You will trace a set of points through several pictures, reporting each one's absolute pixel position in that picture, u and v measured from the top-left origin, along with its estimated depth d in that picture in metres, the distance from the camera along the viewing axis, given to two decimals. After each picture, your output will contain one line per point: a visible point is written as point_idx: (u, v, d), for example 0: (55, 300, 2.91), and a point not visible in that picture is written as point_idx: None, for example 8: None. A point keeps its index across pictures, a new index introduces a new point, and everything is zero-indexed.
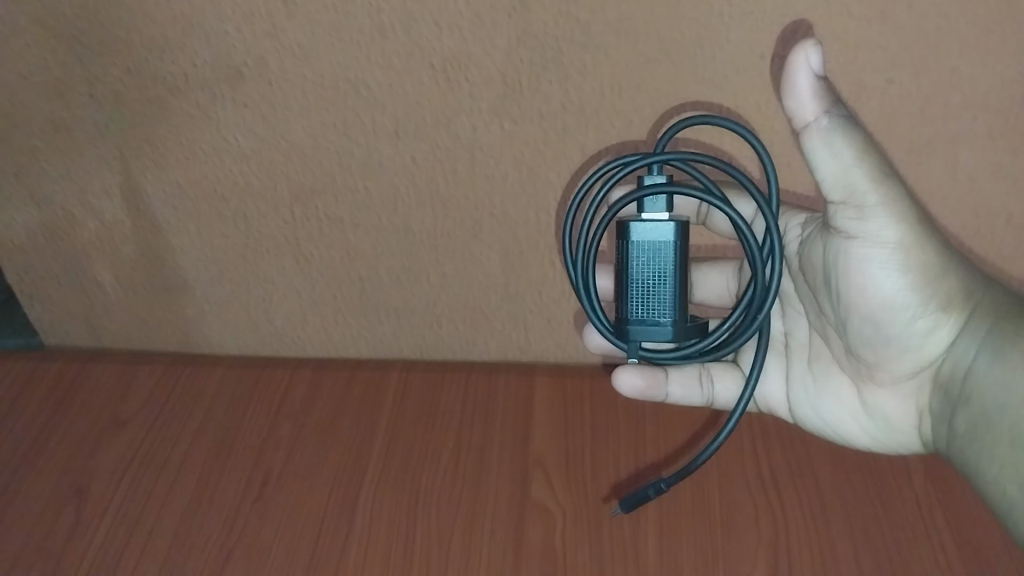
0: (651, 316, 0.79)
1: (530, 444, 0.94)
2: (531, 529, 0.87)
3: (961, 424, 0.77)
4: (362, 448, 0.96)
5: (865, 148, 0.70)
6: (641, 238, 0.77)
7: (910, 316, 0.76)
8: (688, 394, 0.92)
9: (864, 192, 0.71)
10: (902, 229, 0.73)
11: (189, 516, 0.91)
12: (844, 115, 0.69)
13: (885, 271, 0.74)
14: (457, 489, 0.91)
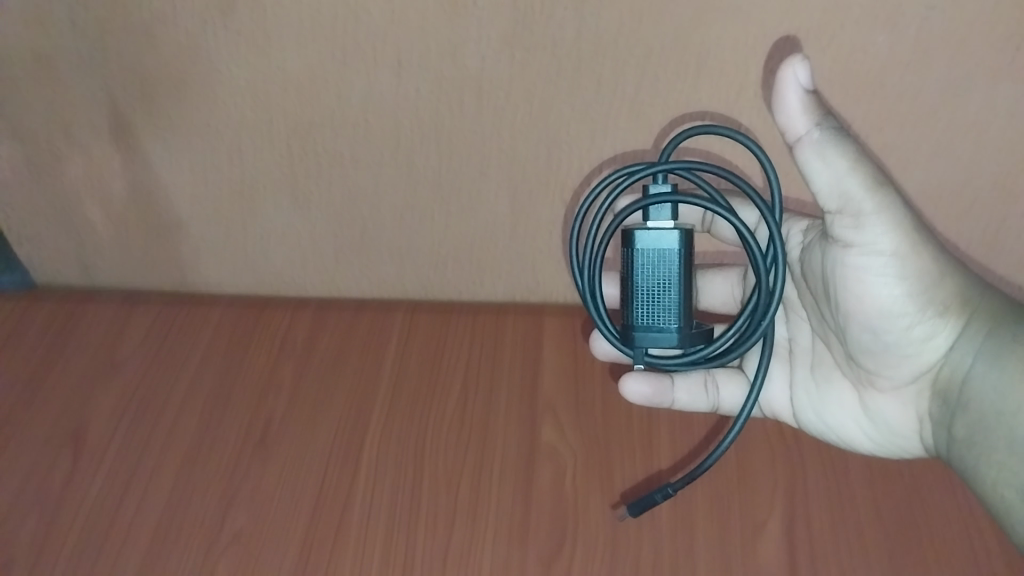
0: (656, 322, 0.76)
1: (540, 387, 0.91)
2: (541, 469, 0.85)
3: (961, 430, 0.74)
4: (366, 390, 0.93)
5: (859, 157, 0.68)
6: (646, 247, 0.75)
7: (908, 325, 0.74)
8: (695, 401, 0.88)
9: (860, 200, 0.69)
10: (898, 237, 0.71)
11: (192, 460, 0.89)
12: (835, 127, 0.68)
13: (882, 279, 0.72)
14: (465, 433, 0.88)
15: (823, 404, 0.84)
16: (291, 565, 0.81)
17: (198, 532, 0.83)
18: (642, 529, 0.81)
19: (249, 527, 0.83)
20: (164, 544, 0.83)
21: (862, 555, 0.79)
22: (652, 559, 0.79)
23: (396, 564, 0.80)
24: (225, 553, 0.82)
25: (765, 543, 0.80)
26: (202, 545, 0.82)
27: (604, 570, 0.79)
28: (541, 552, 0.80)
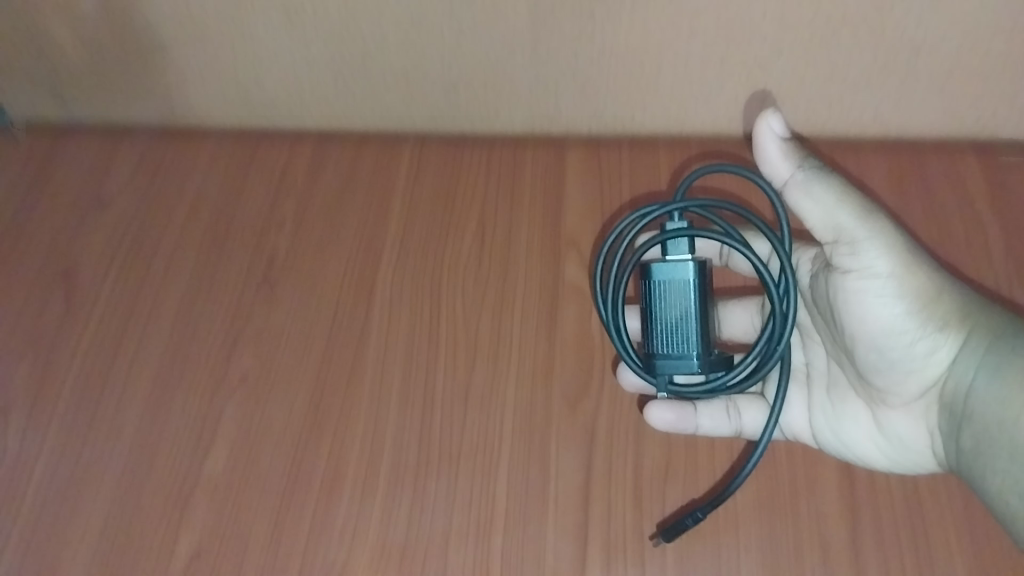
0: (678, 348, 0.66)
1: (564, 223, 0.84)
2: (566, 310, 0.79)
3: (968, 445, 0.62)
4: (375, 227, 0.86)
5: (847, 187, 0.62)
6: (665, 283, 0.66)
7: (907, 336, 0.63)
8: (717, 423, 0.72)
9: (851, 225, 0.62)
10: (892, 254, 0.62)
11: (191, 301, 0.83)
12: (819, 165, 0.62)
13: (881, 300, 0.63)
14: (484, 271, 0.82)
15: (838, 425, 0.71)
16: (301, 408, 0.75)
17: (202, 377, 0.78)
18: None
19: (256, 370, 0.78)
20: (167, 388, 0.78)
21: None
22: None
23: (414, 406, 0.75)
24: (232, 397, 0.77)
25: None
26: (207, 389, 0.77)
27: (635, 411, 0.74)
28: (567, 394, 0.75)
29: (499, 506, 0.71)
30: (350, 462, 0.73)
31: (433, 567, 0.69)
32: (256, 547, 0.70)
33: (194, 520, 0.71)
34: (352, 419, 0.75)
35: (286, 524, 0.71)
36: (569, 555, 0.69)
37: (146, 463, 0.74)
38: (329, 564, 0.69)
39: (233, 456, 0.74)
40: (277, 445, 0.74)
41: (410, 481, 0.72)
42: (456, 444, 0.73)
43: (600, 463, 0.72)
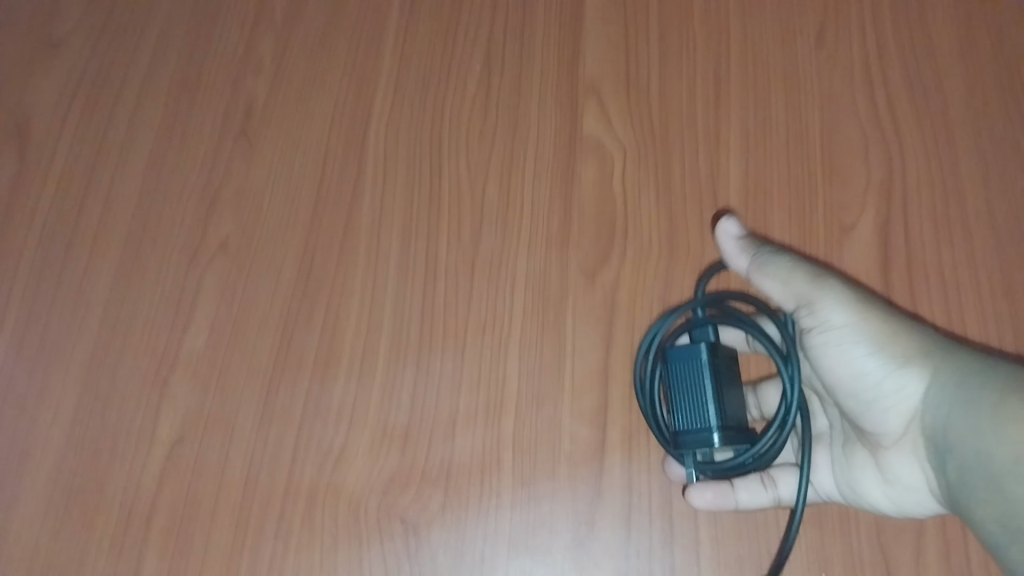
0: (697, 426, 0.56)
1: (580, 65, 0.74)
2: (584, 166, 0.70)
3: (955, 478, 0.49)
4: (366, 70, 0.76)
5: (801, 260, 0.56)
6: (680, 363, 0.57)
7: (874, 371, 0.53)
8: (754, 494, 0.58)
9: (807, 288, 0.55)
10: (846, 296, 0.54)
11: (161, 156, 0.73)
12: (775, 249, 0.58)
13: (844, 348, 0.53)
14: (490, 121, 0.72)
15: (849, 473, 0.57)
16: (289, 276, 0.68)
17: (177, 241, 0.70)
18: (704, 231, 0.67)
19: (238, 235, 0.70)
20: (139, 254, 0.69)
21: (967, 258, 0.66)
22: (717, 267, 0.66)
23: (415, 273, 0.67)
24: (212, 264, 0.69)
25: (854, 247, 0.66)
26: (185, 255, 0.69)
27: (660, 278, 0.66)
28: (585, 262, 0.67)
29: (510, 386, 0.63)
30: (345, 337, 0.65)
31: (438, 452, 0.61)
32: (243, 430, 0.63)
33: (175, 401, 0.64)
34: (346, 288, 0.67)
35: (276, 404, 0.63)
36: (585, 438, 0.61)
37: (119, 337, 0.66)
38: (323, 446, 0.62)
39: (216, 330, 0.66)
40: (264, 318, 0.66)
41: (412, 357, 0.64)
42: (461, 320, 0.65)
43: (621, 337, 0.64)
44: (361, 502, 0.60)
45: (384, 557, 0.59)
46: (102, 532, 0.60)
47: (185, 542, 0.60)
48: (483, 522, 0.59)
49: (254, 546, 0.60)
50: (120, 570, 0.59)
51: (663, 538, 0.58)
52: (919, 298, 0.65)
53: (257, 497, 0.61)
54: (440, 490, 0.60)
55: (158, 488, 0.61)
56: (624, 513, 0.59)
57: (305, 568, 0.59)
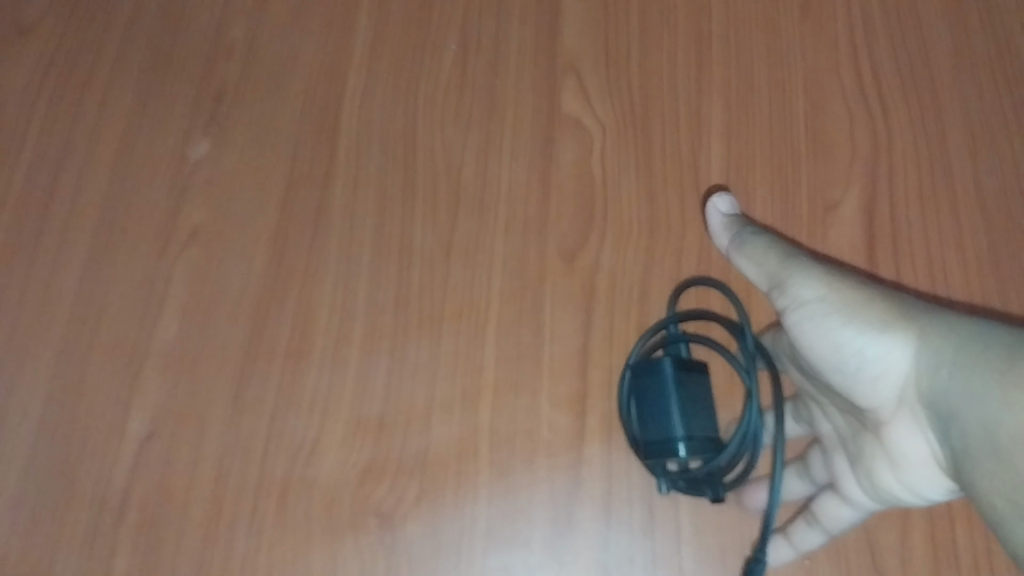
0: (662, 438, 0.54)
1: (558, 42, 0.72)
2: (563, 146, 0.68)
3: (960, 445, 0.46)
4: (339, 51, 0.74)
5: (775, 243, 0.58)
6: (643, 376, 0.56)
7: (853, 339, 0.51)
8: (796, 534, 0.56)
9: (780, 270, 0.56)
10: (817, 273, 0.55)
11: (130, 143, 0.71)
12: (754, 230, 0.60)
13: (819, 321, 0.53)
14: (466, 102, 0.70)
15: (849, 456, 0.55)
16: (262, 265, 0.66)
17: (147, 231, 0.68)
18: (685, 211, 0.66)
19: (210, 224, 0.68)
20: (109, 245, 0.68)
21: (953, 235, 0.65)
22: (698, 248, 0.64)
23: (389, 259, 0.65)
24: (184, 254, 0.67)
25: (839, 225, 0.65)
26: (155, 245, 0.68)
27: (640, 260, 0.64)
28: (563, 245, 0.65)
29: (486, 374, 0.61)
30: (318, 326, 0.64)
31: (413, 443, 0.60)
32: (216, 423, 0.62)
33: (146, 394, 0.63)
34: (319, 276, 0.65)
35: (248, 396, 0.62)
36: (563, 425, 0.60)
37: (88, 330, 0.65)
38: (297, 438, 0.61)
39: (187, 321, 0.65)
40: (236, 308, 0.65)
41: (386, 345, 0.63)
42: (437, 306, 0.64)
43: (600, 321, 0.63)
44: (335, 495, 0.59)
45: (359, 550, 0.57)
46: (72, 531, 0.59)
47: (157, 538, 0.59)
48: (460, 513, 0.58)
49: (227, 541, 0.58)
50: (91, 568, 0.58)
51: (643, 526, 0.57)
52: (904, 278, 0.63)
53: (230, 491, 0.60)
54: (415, 481, 0.59)
55: (129, 484, 0.60)
56: (604, 502, 0.58)
57: (279, 564, 0.58)
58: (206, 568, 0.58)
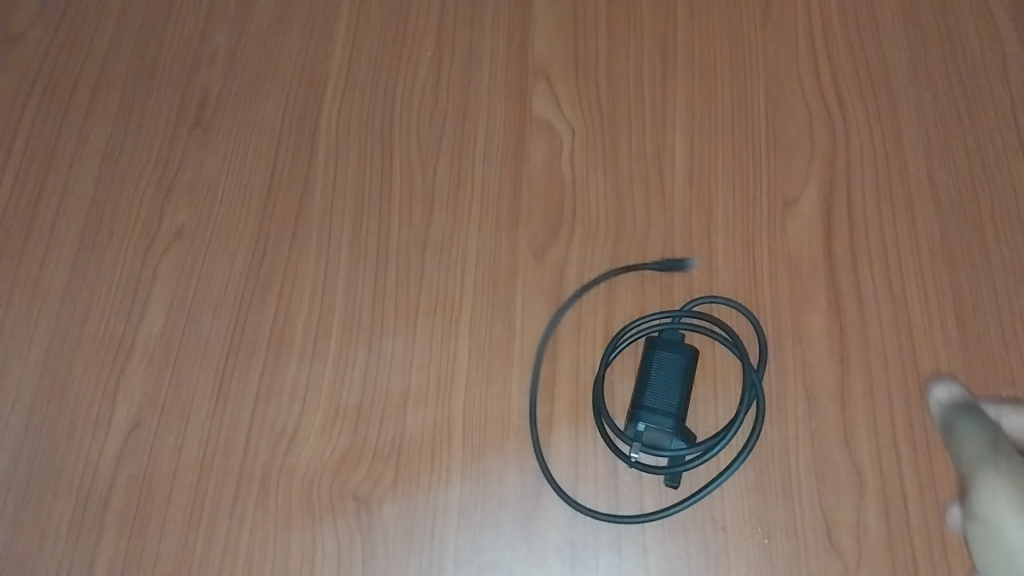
0: (662, 410, 0.58)
1: (529, 49, 0.75)
2: (534, 148, 0.71)
3: None
4: (318, 58, 0.76)
5: (988, 432, 0.57)
6: (664, 353, 0.60)
7: (988, 507, 0.54)
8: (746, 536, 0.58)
9: (982, 470, 0.56)
10: (1004, 480, 0.54)
11: (117, 146, 0.74)
12: (972, 407, 0.59)
13: (1002, 531, 0.53)
14: (440, 106, 0.73)
15: None
16: (243, 263, 0.68)
17: (132, 230, 0.70)
18: (651, 207, 0.68)
19: (193, 224, 0.70)
20: (96, 244, 0.70)
21: (908, 225, 0.66)
22: (662, 242, 0.67)
23: (367, 256, 0.68)
24: (169, 252, 0.69)
25: (797, 219, 0.67)
26: (141, 244, 0.70)
27: (607, 254, 0.67)
28: (534, 241, 0.68)
29: (460, 364, 0.64)
30: (298, 320, 0.66)
31: (389, 430, 0.62)
32: (199, 413, 0.64)
33: (131, 386, 0.65)
34: (299, 273, 0.68)
35: (231, 387, 0.64)
36: (534, 412, 0.62)
37: (76, 326, 0.67)
38: (278, 427, 0.63)
39: (172, 316, 0.67)
40: (218, 304, 0.67)
41: (364, 338, 0.65)
42: (413, 301, 0.66)
43: (569, 313, 0.65)
44: (314, 481, 0.61)
45: (337, 533, 0.60)
46: (59, 517, 0.61)
47: (142, 524, 0.61)
48: (433, 498, 0.60)
49: (210, 526, 0.60)
50: (78, 552, 0.60)
51: (610, 506, 0.59)
52: (861, 267, 0.65)
53: (212, 477, 0.62)
54: (391, 467, 0.61)
55: (116, 471, 0.62)
56: (572, 484, 0.60)
57: (259, 547, 0.60)
58: (189, 552, 0.60)
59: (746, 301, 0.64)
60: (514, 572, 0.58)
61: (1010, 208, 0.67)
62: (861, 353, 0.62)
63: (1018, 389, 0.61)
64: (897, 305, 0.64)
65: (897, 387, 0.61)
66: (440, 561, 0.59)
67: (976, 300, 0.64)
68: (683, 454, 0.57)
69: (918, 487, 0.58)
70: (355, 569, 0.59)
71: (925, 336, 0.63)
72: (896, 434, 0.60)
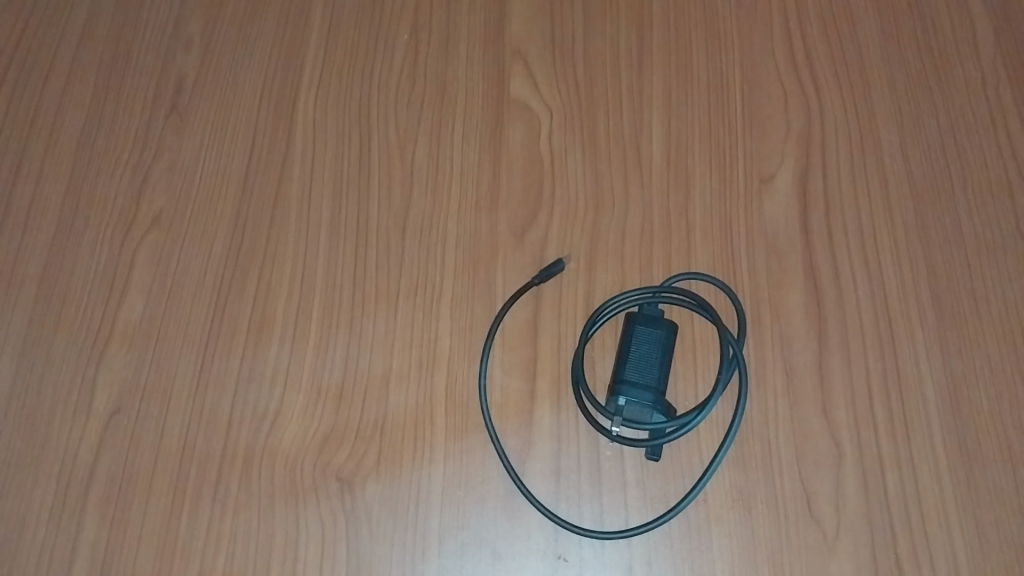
0: (643, 384, 0.59)
1: (506, 30, 0.75)
2: (512, 128, 0.71)
3: None
4: (295, 41, 0.76)
5: None
6: (645, 328, 0.61)
7: None
8: (730, 508, 0.58)
9: None
10: None
11: (91, 133, 0.73)
12: None
13: None
14: (418, 88, 0.73)
15: None
16: (222, 247, 0.68)
17: (109, 217, 0.70)
18: (629, 185, 0.68)
19: (171, 209, 0.70)
20: (72, 230, 0.70)
21: (882, 200, 0.67)
22: (641, 220, 0.67)
23: (346, 238, 0.68)
24: (146, 238, 0.69)
25: (774, 195, 0.68)
26: (118, 229, 0.69)
27: (587, 232, 0.67)
28: (514, 221, 0.68)
29: (442, 343, 0.64)
30: (278, 303, 0.66)
31: (372, 411, 0.62)
32: (180, 397, 0.64)
33: (111, 372, 0.65)
34: (278, 256, 0.68)
35: (211, 371, 0.64)
36: (515, 390, 0.63)
37: (53, 312, 0.67)
38: (259, 410, 0.63)
39: (151, 301, 0.67)
40: (197, 288, 0.67)
41: (345, 320, 0.65)
42: (393, 281, 0.66)
43: (549, 291, 0.65)
44: (297, 462, 0.61)
45: (320, 514, 0.60)
46: (40, 503, 0.61)
47: (124, 508, 0.61)
48: (416, 477, 0.60)
49: (192, 510, 0.60)
50: (59, 539, 0.60)
51: (592, 482, 0.60)
52: (837, 242, 0.66)
53: (194, 461, 0.62)
54: (374, 447, 0.61)
55: (96, 456, 0.62)
56: (554, 460, 0.60)
57: (243, 528, 0.60)
58: (171, 535, 0.60)
59: (724, 277, 0.65)
60: (498, 547, 0.59)
61: (982, 183, 0.67)
62: (838, 326, 0.63)
63: (992, 360, 0.62)
64: (873, 279, 0.65)
65: (873, 360, 0.62)
66: (424, 538, 0.59)
67: (949, 273, 0.65)
68: (663, 427, 0.58)
69: (896, 457, 0.59)
70: (339, 548, 0.59)
71: (900, 309, 0.64)
72: (873, 406, 0.61)
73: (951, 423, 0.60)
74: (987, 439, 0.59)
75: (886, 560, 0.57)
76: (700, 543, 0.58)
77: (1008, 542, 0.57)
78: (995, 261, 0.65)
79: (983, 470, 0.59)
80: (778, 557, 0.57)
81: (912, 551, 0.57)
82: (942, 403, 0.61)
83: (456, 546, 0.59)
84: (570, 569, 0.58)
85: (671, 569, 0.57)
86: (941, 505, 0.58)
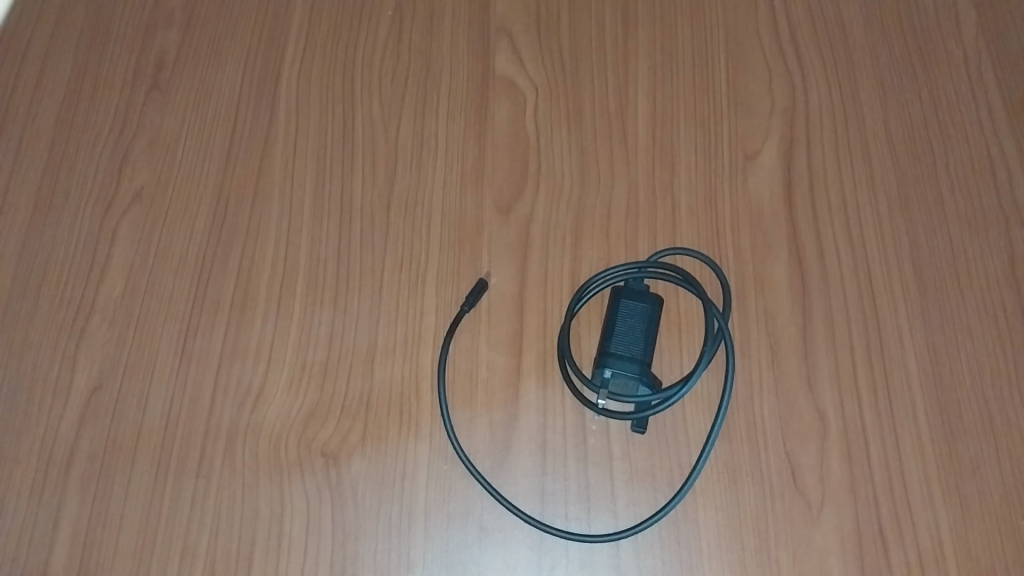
0: (629, 355, 0.59)
1: (491, 7, 0.75)
2: (496, 105, 0.71)
3: None
4: (278, 18, 0.75)
5: None
6: (631, 302, 0.61)
7: None
8: (716, 481, 0.58)
9: None
10: None
11: (71, 110, 0.72)
12: None
13: None
14: (402, 66, 0.72)
15: None
16: (204, 223, 0.68)
17: (90, 193, 0.69)
18: (614, 162, 0.68)
19: (153, 185, 0.69)
20: (52, 206, 0.69)
21: (865, 177, 0.67)
22: (627, 197, 0.67)
23: (329, 215, 0.67)
24: (126, 215, 0.68)
25: (758, 172, 0.68)
26: (99, 206, 0.69)
27: (572, 209, 0.67)
28: (499, 198, 0.67)
29: (428, 320, 0.64)
30: (262, 279, 0.66)
31: (357, 386, 0.62)
32: (163, 375, 0.63)
33: (92, 350, 0.64)
34: (261, 233, 0.67)
35: (194, 348, 0.64)
36: (502, 366, 0.62)
37: (32, 290, 0.66)
38: (243, 385, 0.62)
39: (133, 277, 0.66)
40: (180, 265, 0.66)
41: (330, 296, 0.65)
42: (378, 258, 0.66)
43: (535, 268, 0.65)
44: (281, 438, 0.61)
45: (305, 489, 0.59)
46: (21, 482, 0.60)
47: (106, 485, 0.60)
48: (403, 452, 0.60)
49: (175, 486, 0.60)
50: (41, 517, 0.59)
51: (578, 456, 0.60)
52: (822, 219, 0.66)
53: (177, 438, 0.61)
54: (360, 423, 0.61)
55: (77, 434, 0.61)
56: (540, 435, 0.60)
57: (227, 504, 0.59)
58: (154, 512, 0.59)
59: (709, 253, 0.65)
60: (484, 521, 0.58)
61: (964, 159, 0.68)
62: (822, 301, 0.63)
63: (974, 334, 0.62)
64: (857, 255, 0.65)
65: (856, 334, 0.62)
66: (411, 512, 0.59)
67: (932, 249, 0.65)
68: (648, 399, 0.57)
69: (879, 429, 0.60)
70: (325, 524, 0.58)
71: (884, 284, 0.64)
72: (857, 380, 0.61)
73: (934, 396, 0.60)
74: (968, 413, 0.60)
75: (870, 531, 0.57)
76: (686, 515, 0.58)
77: (989, 515, 0.57)
78: (976, 237, 0.65)
79: (966, 443, 0.59)
80: (763, 528, 0.57)
81: (895, 523, 0.57)
82: (925, 377, 0.61)
83: (442, 521, 0.58)
84: (556, 542, 0.58)
85: (657, 540, 0.57)
86: (923, 478, 0.58)
